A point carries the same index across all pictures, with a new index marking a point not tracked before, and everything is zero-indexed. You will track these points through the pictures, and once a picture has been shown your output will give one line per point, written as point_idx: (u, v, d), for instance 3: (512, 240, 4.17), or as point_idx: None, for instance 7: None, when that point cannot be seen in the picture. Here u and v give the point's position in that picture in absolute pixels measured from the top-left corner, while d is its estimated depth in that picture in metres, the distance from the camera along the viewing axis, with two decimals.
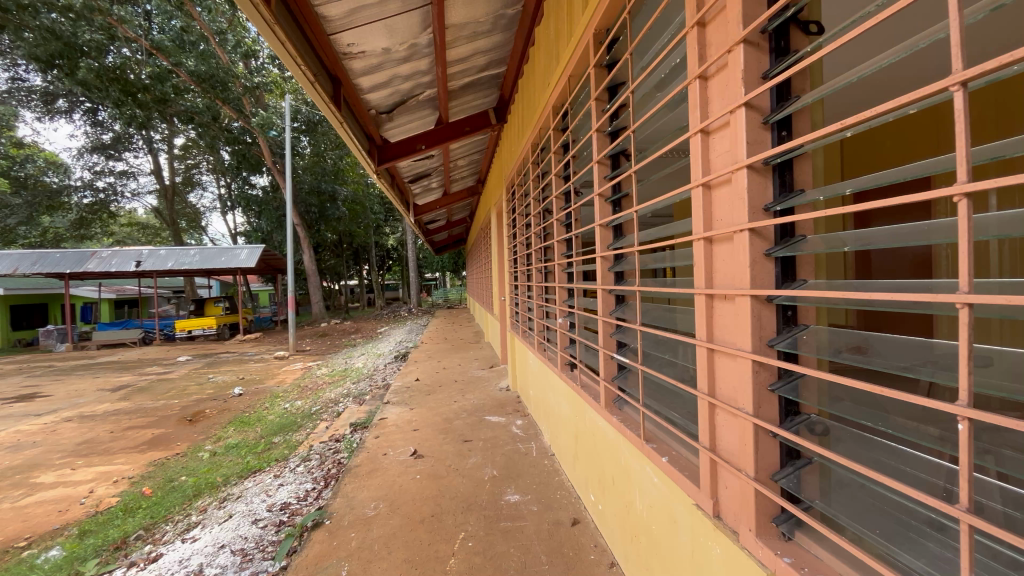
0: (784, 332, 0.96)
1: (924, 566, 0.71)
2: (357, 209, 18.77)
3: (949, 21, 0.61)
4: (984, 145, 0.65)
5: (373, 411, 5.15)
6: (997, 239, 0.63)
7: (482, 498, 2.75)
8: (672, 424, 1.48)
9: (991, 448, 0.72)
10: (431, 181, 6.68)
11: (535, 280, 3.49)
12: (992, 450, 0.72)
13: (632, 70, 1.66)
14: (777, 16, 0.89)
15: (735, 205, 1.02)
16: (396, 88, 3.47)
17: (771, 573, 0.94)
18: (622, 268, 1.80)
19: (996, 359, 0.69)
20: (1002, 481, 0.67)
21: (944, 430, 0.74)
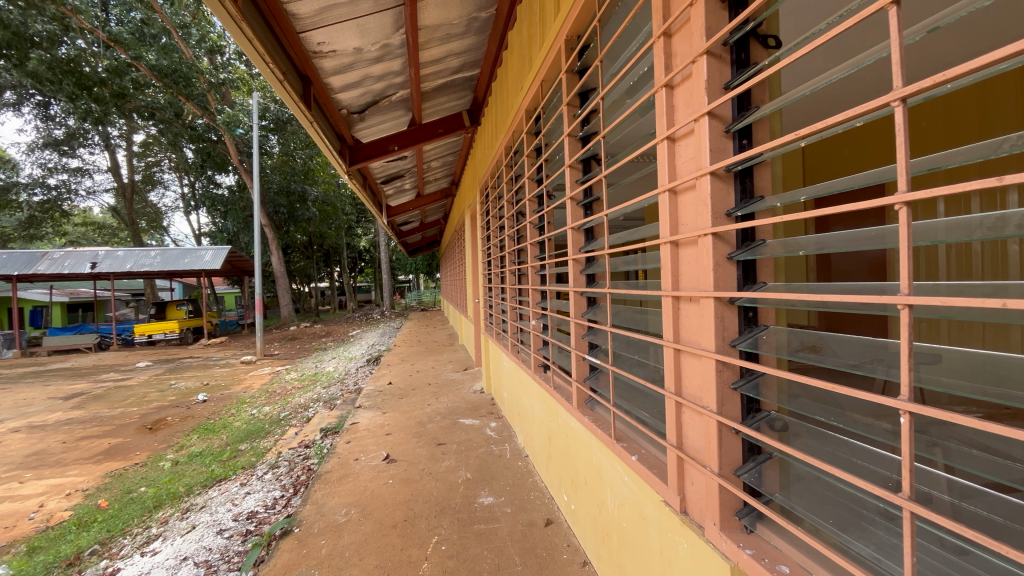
0: (746, 333, 1.00)
1: (873, 553, 0.75)
2: (328, 210, 18.41)
3: (891, 41, 0.65)
4: (925, 156, 0.70)
5: (344, 416, 5.05)
6: (942, 244, 0.67)
7: (456, 501, 2.74)
8: (643, 423, 1.51)
9: (940, 441, 0.76)
10: (404, 182, 6.62)
11: (509, 282, 3.50)
12: (939, 442, 0.77)
13: (603, 78, 1.70)
14: (738, 30, 0.93)
15: (700, 210, 1.06)
16: (368, 88, 3.44)
17: (734, 565, 0.98)
18: (593, 271, 1.83)
19: (937, 355, 0.74)
20: (949, 473, 0.71)
21: (894, 425, 0.79)
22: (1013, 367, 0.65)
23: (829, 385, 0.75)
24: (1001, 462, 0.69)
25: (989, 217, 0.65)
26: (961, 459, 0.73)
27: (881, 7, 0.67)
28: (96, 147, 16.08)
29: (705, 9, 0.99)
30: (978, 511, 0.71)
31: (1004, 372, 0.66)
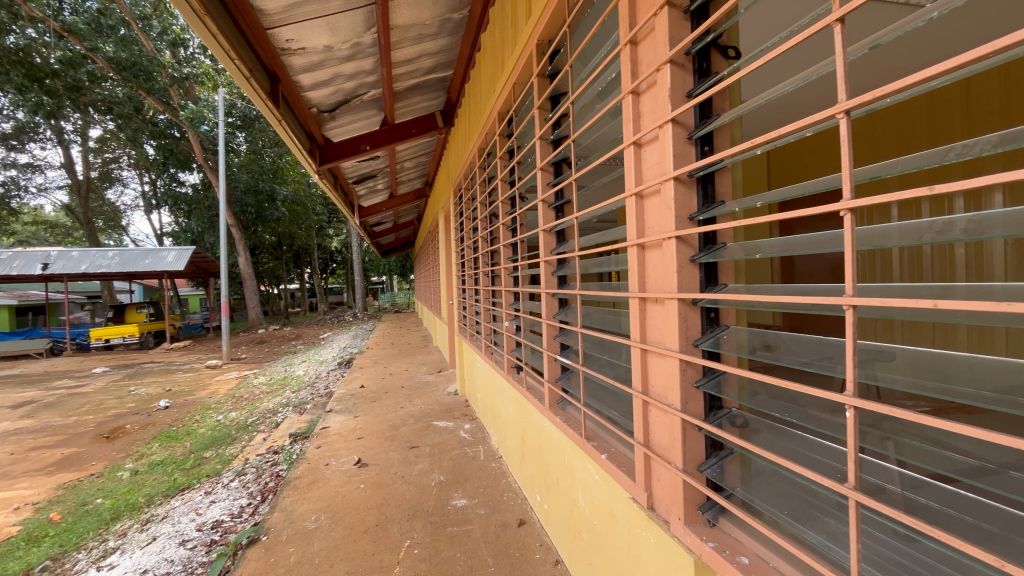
0: (708, 333, 1.03)
1: (824, 540, 0.79)
2: (298, 210, 17.99)
3: (837, 56, 0.69)
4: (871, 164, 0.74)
5: (315, 420, 4.95)
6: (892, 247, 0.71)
7: (429, 504, 2.72)
8: (612, 422, 1.53)
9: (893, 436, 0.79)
10: (377, 182, 6.54)
11: (483, 284, 3.50)
12: (892, 437, 0.80)
13: (573, 82, 1.72)
14: (699, 41, 0.97)
15: (665, 214, 1.09)
16: (339, 87, 3.38)
17: (697, 558, 1.01)
18: (565, 272, 1.85)
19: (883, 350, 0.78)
20: (900, 466, 0.75)
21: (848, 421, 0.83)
22: (954, 364, 0.69)
23: (784, 383, 0.79)
24: (947, 454, 0.72)
25: (934, 222, 0.68)
26: (912, 452, 0.76)
27: (828, 24, 0.71)
28: (48, 142, 15.32)
29: (668, 19, 1.02)
30: (927, 502, 0.74)
31: (945, 368, 0.70)
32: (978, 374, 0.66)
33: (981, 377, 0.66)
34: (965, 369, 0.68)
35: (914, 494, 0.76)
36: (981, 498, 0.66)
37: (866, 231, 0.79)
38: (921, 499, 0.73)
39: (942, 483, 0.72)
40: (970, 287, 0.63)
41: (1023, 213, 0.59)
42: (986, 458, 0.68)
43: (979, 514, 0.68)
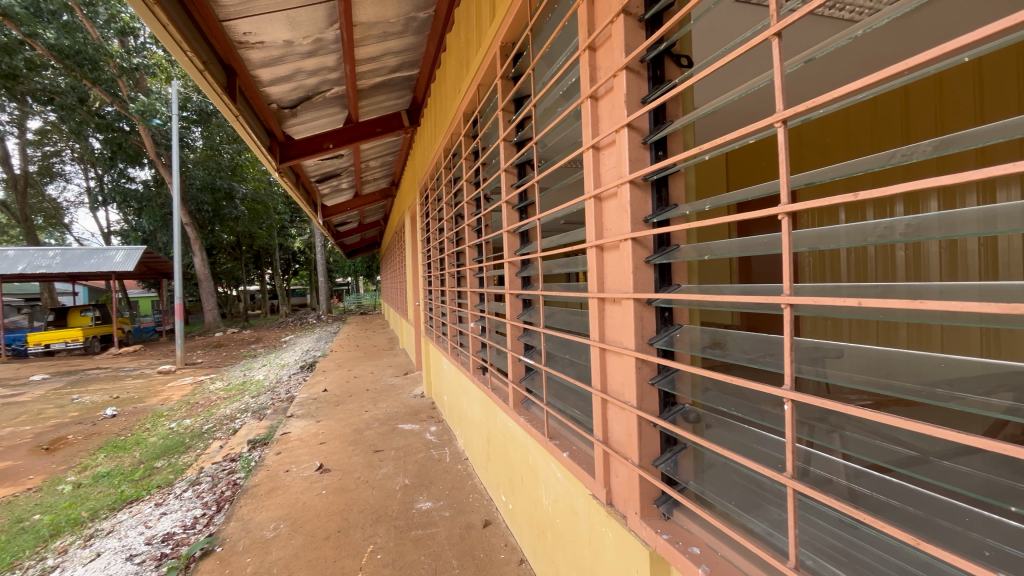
0: (662, 332, 1.06)
1: (767, 528, 0.82)
2: (258, 209, 17.41)
3: (776, 69, 0.73)
4: (816, 170, 0.77)
5: (275, 426, 4.80)
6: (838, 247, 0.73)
7: (393, 508, 2.68)
8: (575, 421, 1.56)
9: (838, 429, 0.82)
10: (341, 182, 6.42)
11: (449, 285, 3.48)
12: (836, 430, 0.83)
13: (535, 85, 1.75)
14: (653, 48, 1.00)
15: (621, 216, 1.12)
16: (300, 83, 3.30)
17: (653, 550, 1.04)
18: (528, 273, 1.87)
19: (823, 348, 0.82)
20: (845, 458, 0.77)
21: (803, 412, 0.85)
22: (892, 359, 0.73)
23: (731, 378, 0.83)
24: (887, 445, 0.75)
25: (877, 225, 0.71)
26: (856, 444, 0.79)
27: (767, 38, 0.75)
28: None
29: (623, 27, 1.06)
30: (869, 492, 0.77)
31: (882, 363, 0.74)
32: (909, 368, 0.70)
33: (912, 371, 0.70)
34: (899, 364, 0.72)
35: (857, 483, 0.79)
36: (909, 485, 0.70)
37: (813, 233, 0.81)
38: (858, 487, 0.77)
39: (879, 473, 0.75)
40: (900, 286, 0.67)
41: (955, 216, 0.62)
42: (920, 449, 0.71)
43: (908, 499, 0.71)
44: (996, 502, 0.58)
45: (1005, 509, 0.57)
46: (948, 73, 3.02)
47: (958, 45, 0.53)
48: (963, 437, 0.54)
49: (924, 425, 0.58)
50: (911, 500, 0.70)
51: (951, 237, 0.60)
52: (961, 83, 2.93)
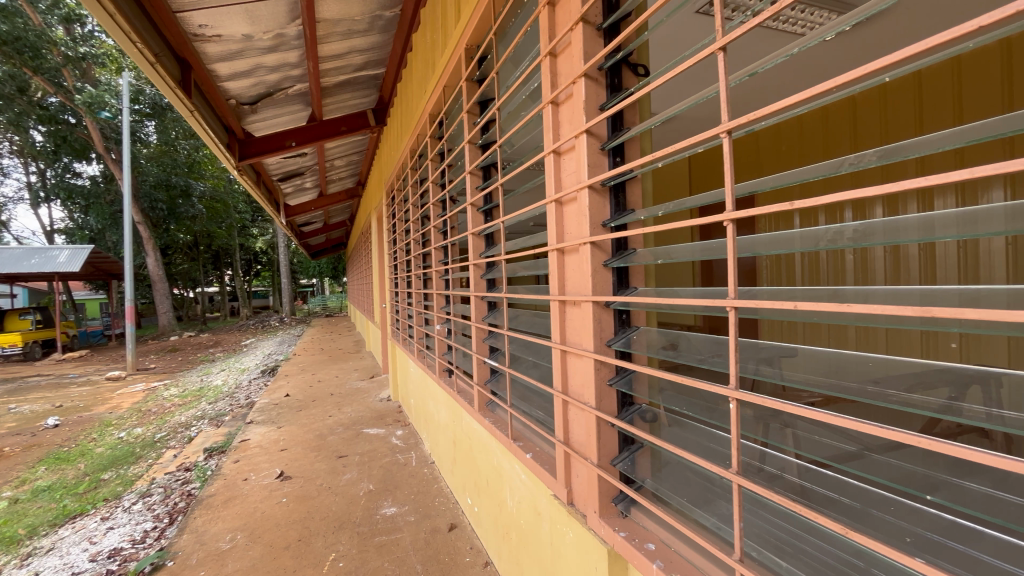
0: (620, 333, 1.09)
1: (715, 521, 0.84)
2: (217, 208, 16.78)
3: (723, 82, 0.76)
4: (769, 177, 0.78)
5: (233, 433, 4.62)
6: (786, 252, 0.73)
7: (357, 515, 2.63)
8: (537, 422, 1.57)
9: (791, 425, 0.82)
10: (305, 181, 6.26)
11: (415, 287, 3.44)
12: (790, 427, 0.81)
13: (499, 89, 1.75)
14: (610, 57, 1.02)
15: (580, 220, 1.14)
16: (260, 79, 3.19)
17: (611, 548, 1.06)
18: (492, 276, 1.87)
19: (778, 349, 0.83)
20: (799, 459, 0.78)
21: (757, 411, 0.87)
22: (845, 360, 0.74)
23: (682, 379, 0.86)
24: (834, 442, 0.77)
25: (829, 229, 0.72)
26: (808, 443, 0.81)
27: (713, 52, 0.78)
28: None
29: (583, 34, 1.08)
30: (817, 488, 0.79)
31: (835, 363, 0.75)
32: (854, 367, 0.72)
33: (858, 371, 0.72)
34: (842, 364, 0.74)
35: (803, 479, 0.81)
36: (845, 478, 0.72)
37: (771, 239, 0.81)
38: (808, 484, 0.79)
39: (824, 469, 0.77)
40: (846, 290, 0.69)
41: (899, 222, 0.63)
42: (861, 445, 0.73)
43: (848, 492, 0.73)
44: (915, 491, 0.60)
45: (922, 498, 0.59)
46: (891, 85, 3.33)
47: (884, 64, 0.55)
48: (884, 431, 0.56)
49: (851, 420, 0.61)
50: (852, 493, 0.73)
51: (890, 243, 0.62)
52: (902, 95, 3.23)
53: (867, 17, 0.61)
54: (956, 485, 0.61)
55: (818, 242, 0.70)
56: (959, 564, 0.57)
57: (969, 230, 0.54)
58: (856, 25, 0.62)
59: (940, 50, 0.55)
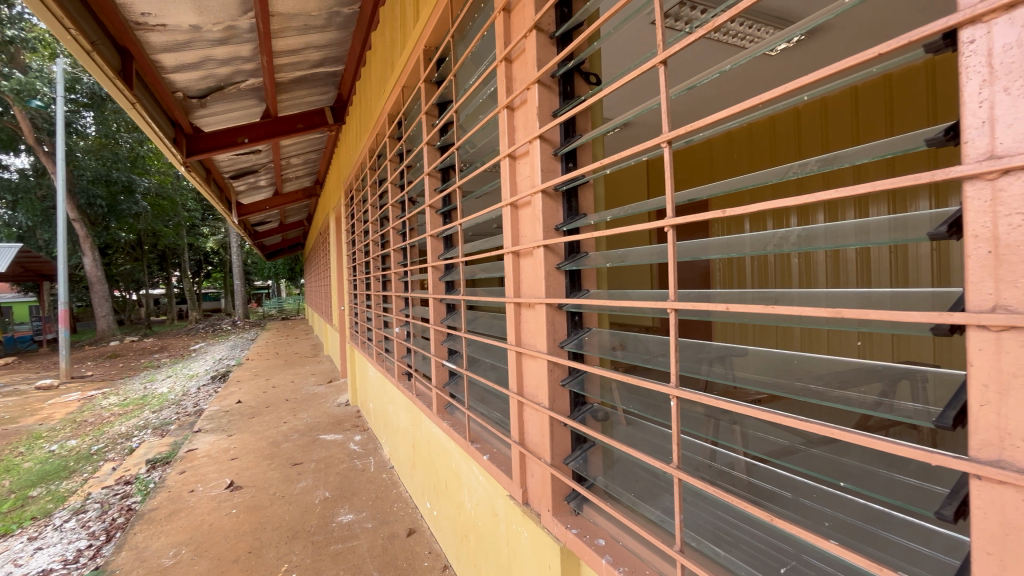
0: (572, 334, 1.11)
1: (660, 515, 0.87)
2: (163, 206, 15.93)
3: (663, 94, 0.79)
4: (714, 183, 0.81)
5: (179, 443, 4.39)
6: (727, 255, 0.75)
7: (312, 523, 2.56)
8: (494, 423, 1.58)
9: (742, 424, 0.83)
10: (259, 180, 6.04)
11: (374, 289, 3.38)
12: (739, 425, 0.81)
13: (457, 92, 1.75)
14: (562, 65, 1.05)
15: (535, 224, 1.16)
16: (210, 72, 3.06)
17: (563, 546, 1.08)
18: (451, 278, 1.86)
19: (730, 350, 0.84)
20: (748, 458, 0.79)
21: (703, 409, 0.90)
22: (790, 359, 0.75)
23: (627, 378, 0.90)
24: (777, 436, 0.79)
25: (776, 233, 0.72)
26: (753, 440, 0.81)
27: (655, 65, 0.81)
28: None
29: (536, 42, 1.10)
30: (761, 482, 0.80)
31: (780, 361, 0.76)
32: (798, 366, 0.73)
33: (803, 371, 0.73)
34: (786, 363, 0.75)
35: (746, 474, 0.82)
36: (782, 471, 0.73)
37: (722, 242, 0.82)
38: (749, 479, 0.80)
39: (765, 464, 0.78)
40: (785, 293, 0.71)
41: (840, 227, 0.64)
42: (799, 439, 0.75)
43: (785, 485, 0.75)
44: (828, 478, 0.63)
45: (836, 485, 0.61)
46: (831, 99, 3.54)
47: (802, 85, 0.57)
48: (797, 423, 0.59)
49: (774, 414, 0.64)
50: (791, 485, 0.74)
51: (830, 247, 0.63)
52: (841, 108, 3.45)
53: (807, 32, 0.63)
54: (870, 471, 0.62)
55: (765, 245, 0.71)
56: (874, 548, 0.59)
57: (898, 235, 0.55)
58: (800, 37, 0.64)
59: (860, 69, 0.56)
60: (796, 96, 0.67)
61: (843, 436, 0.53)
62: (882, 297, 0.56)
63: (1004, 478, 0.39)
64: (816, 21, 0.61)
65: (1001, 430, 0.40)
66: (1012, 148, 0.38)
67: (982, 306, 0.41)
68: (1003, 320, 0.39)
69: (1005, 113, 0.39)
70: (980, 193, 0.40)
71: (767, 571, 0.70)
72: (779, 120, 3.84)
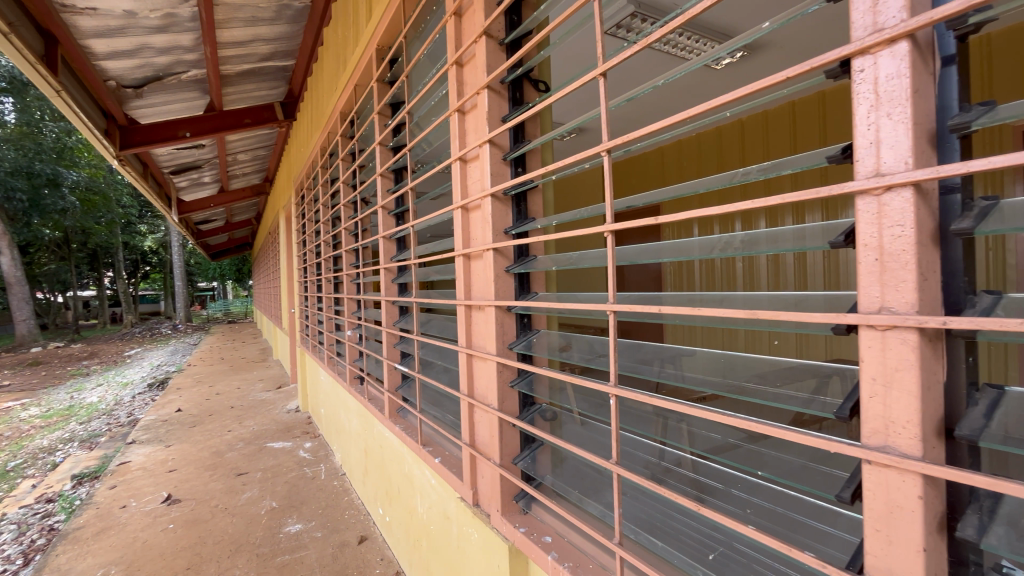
0: (521, 336, 1.14)
1: (602, 510, 0.90)
2: (95, 201, 14.79)
3: (602, 105, 0.82)
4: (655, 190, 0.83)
5: (110, 455, 4.10)
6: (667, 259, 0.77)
7: (257, 535, 2.46)
8: (445, 426, 1.57)
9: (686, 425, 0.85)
10: (203, 176, 5.74)
11: (325, 291, 3.27)
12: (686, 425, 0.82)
13: (409, 93, 1.74)
14: (511, 72, 1.07)
15: (485, 227, 1.17)
16: (147, 61, 2.88)
17: (512, 545, 1.10)
18: (404, 280, 1.84)
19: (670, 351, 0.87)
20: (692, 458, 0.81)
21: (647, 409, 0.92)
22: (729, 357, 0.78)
23: (572, 378, 0.92)
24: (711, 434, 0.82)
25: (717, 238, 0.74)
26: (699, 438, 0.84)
27: (595, 76, 0.84)
28: None
29: (486, 48, 1.11)
30: (699, 476, 0.83)
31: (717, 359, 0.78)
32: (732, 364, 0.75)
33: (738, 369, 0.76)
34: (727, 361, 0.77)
35: (686, 470, 0.85)
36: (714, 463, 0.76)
37: (665, 246, 0.84)
38: (689, 474, 0.84)
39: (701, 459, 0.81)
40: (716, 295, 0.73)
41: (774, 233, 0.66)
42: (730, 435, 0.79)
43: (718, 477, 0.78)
44: (748, 467, 0.66)
45: (754, 474, 0.65)
46: (772, 111, 3.75)
47: (721, 103, 0.59)
48: (722, 418, 0.62)
49: (705, 411, 0.67)
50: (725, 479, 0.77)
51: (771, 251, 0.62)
52: (780, 121, 3.66)
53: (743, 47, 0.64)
54: (789, 462, 0.66)
55: (712, 249, 0.71)
56: (796, 534, 0.63)
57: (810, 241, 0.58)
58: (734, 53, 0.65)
59: (774, 88, 0.58)
60: (725, 110, 0.69)
61: (759, 428, 0.57)
62: (812, 299, 0.58)
63: (888, 462, 0.44)
64: (742, 41, 0.63)
65: (887, 419, 0.45)
66: (894, 167, 0.43)
67: (872, 307, 0.46)
68: (886, 320, 0.44)
69: (888, 136, 0.44)
70: (869, 206, 0.45)
71: (697, 558, 0.74)
72: (726, 131, 4.04)
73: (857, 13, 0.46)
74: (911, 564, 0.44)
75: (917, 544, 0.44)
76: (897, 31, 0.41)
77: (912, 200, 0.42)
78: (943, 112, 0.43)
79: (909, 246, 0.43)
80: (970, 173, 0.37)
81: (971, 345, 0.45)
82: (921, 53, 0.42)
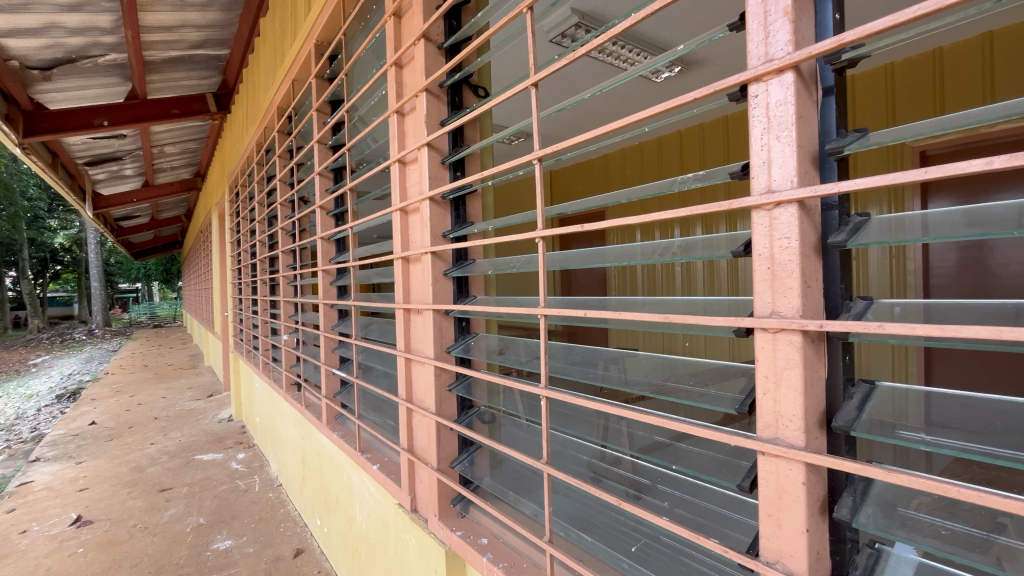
0: (459, 340, 1.14)
1: (536, 508, 0.92)
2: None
3: (533, 114, 0.83)
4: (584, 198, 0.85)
5: (9, 475, 3.69)
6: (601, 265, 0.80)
7: (181, 554, 2.30)
8: (384, 432, 1.55)
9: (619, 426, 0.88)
10: (124, 169, 5.30)
11: (260, 293, 3.12)
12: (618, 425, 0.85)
13: (349, 91, 1.69)
14: (449, 76, 1.07)
15: (422, 231, 1.17)
16: (56, 41, 2.63)
17: (449, 549, 1.10)
18: (343, 283, 1.79)
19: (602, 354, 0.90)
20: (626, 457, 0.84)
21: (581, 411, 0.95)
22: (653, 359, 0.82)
23: (504, 380, 0.93)
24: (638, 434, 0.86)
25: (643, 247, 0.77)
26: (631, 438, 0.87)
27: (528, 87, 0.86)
28: None
29: (424, 51, 1.11)
30: (628, 473, 0.86)
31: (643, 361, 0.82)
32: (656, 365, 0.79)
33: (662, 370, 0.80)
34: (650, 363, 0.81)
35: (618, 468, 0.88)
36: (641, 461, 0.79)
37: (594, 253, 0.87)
38: (619, 471, 0.87)
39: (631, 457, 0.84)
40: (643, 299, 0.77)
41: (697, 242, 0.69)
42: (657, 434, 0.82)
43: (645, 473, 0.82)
44: (663, 462, 0.69)
45: (669, 469, 0.68)
46: (707, 124, 3.94)
47: (639, 119, 0.61)
48: (642, 417, 0.65)
49: (628, 411, 0.69)
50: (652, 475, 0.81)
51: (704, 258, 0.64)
52: (714, 133, 3.86)
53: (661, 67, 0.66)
54: (704, 456, 0.70)
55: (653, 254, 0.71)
56: (712, 525, 0.67)
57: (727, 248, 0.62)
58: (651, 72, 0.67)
59: (686, 107, 0.61)
60: (645, 125, 0.72)
61: (675, 426, 0.60)
62: (720, 304, 0.61)
63: (779, 451, 0.48)
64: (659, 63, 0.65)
65: (777, 413, 0.50)
66: (781, 184, 0.48)
67: (764, 311, 0.50)
68: (775, 323, 0.48)
69: (777, 155, 0.48)
70: (762, 220, 0.50)
71: (621, 550, 0.77)
72: (665, 141, 4.24)
73: (753, 42, 0.51)
74: (797, 543, 0.49)
75: (802, 525, 0.49)
76: (784, 62, 0.45)
77: (797, 215, 0.47)
78: (822, 136, 0.48)
79: (795, 256, 0.47)
80: (842, 192, 0.42)
81: (848, 346, 0.50)
82: (805, 83, 0.47)
